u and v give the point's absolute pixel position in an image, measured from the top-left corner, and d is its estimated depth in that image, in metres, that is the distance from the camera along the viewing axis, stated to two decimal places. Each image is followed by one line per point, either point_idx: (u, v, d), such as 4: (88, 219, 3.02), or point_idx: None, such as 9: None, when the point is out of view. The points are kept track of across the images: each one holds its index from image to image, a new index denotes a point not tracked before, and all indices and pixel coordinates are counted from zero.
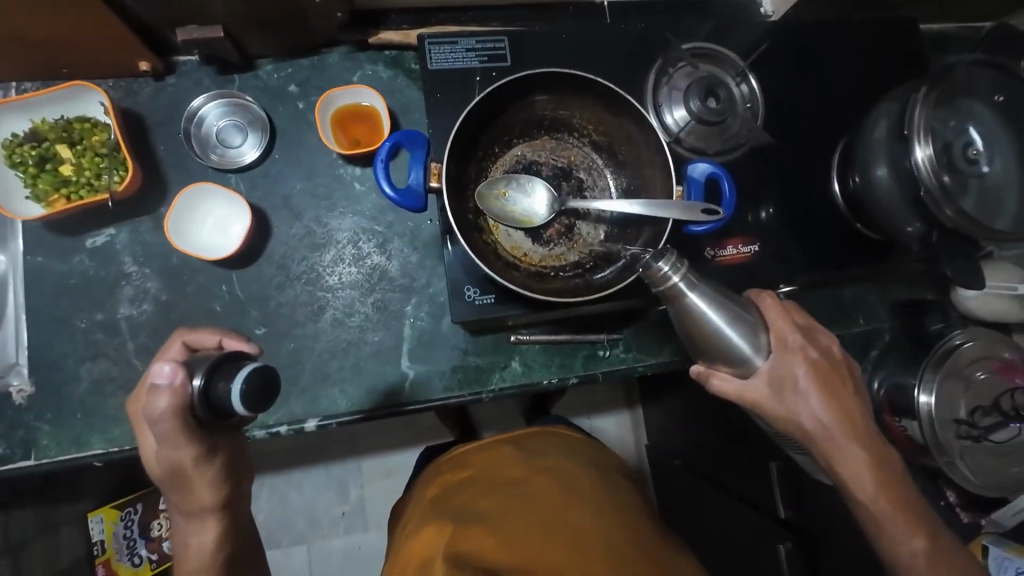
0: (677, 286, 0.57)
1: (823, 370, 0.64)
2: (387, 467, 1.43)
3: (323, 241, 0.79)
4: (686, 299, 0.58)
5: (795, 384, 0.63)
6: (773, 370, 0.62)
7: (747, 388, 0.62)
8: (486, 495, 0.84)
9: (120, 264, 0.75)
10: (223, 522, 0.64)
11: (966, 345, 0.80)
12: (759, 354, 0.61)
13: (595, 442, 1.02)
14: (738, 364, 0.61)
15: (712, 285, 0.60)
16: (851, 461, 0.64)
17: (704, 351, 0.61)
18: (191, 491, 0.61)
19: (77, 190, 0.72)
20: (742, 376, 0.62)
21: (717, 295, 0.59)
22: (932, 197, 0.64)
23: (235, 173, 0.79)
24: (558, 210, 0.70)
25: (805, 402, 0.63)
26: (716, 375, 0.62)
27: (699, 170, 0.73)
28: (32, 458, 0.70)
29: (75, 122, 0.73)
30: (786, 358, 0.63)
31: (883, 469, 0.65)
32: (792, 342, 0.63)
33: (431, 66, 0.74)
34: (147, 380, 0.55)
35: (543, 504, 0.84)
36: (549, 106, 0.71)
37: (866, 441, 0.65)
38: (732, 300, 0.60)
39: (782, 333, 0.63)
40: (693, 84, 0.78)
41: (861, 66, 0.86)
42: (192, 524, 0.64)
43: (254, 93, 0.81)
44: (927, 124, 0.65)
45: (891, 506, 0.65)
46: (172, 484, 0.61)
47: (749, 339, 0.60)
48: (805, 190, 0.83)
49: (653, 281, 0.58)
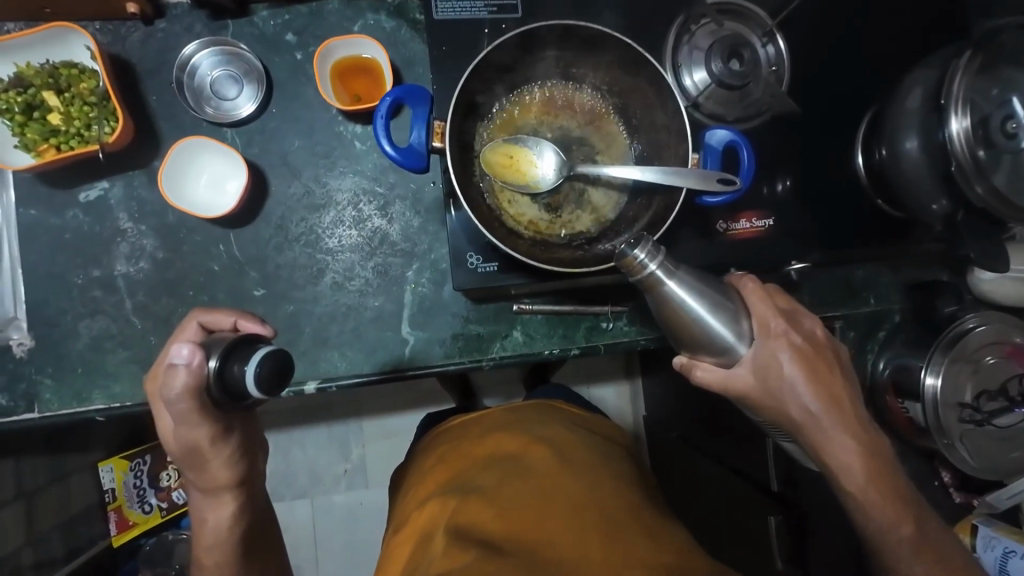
0: (654, 275, 0.56)
1: (807, 355, 0.63)
2: (388, 429, 1.46)
3: (322, 202, 0.77)
4: (664, 287, 0.56)
5: (780, 370, 0.62)
6: (757, 357, 0.61)
7: (731, 378, 0.62)
8: (483, 471, 0.84)
9: (114, 220, 0.73)
10: (236, 501, 0.67)
11: (978, 329, 0.78)
12: (742, 342, 0.60)
13: (587, 415, 1.05)
14: (721, 354, 0.61)
15: (694, 271, 0.59)
16: (844, 452, 0.64)
17: (686, 342, 0.60)
18: (207, 469, 0.64)
19: (67, 141, 0.69)
20: (725, 365, 0.62)
21: (698, 281, 0.58)
22: (963, 173, 0.61)
23: (231, 129, 0.75)
24: (565, 176, 0.67)
25: (792, 391, 0.63)
26: (699, 365, 0.62)
27: (717, 137, 0.67)
28: (36, 411, 0.71)
29: (61, 67, 0.69)
30: (769, 344, 0.62)
31: (873, 459, 0.65)
32: (775, 327, 0.62)
33: (436, 16, 0.69)
34: (168, 359, 0.57)
35: (542, 474, 0.83)
36: (561, 63, 0.67)
37: (856, 429, 0.65)
38: (712, 287, 0.59)
39: (765, 320, 0.62)
40: (715, 43, 0.73)
41: (898, 28, 0.80)
42: (210, 500, 0.67)
43: (249, 41, 0.76)
44: (967, 94, 0.61)
45: (878, 494, 0.65)
46: (189, 461, 0.63)
47: (731, 326, 0.59)
48: (827, 162, 0.79)
49: (630, 270, 0.57)
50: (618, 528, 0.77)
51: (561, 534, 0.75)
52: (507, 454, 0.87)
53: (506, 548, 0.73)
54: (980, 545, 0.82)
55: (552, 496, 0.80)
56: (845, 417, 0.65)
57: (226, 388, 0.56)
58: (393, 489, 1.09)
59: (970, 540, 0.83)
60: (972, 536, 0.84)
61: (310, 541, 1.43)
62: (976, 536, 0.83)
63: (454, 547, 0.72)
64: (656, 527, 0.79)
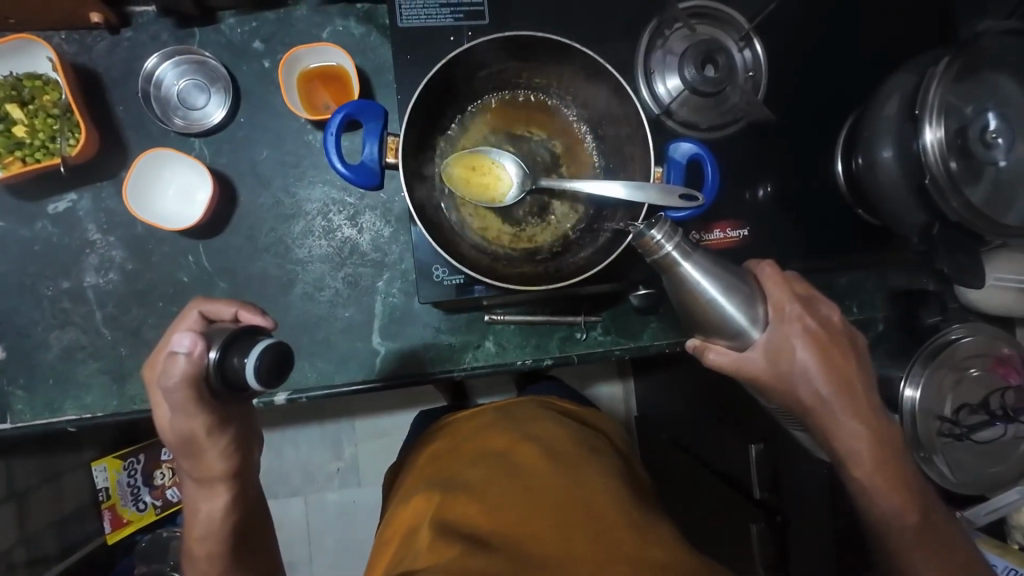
0: (671, 256, 0.54)
1: (821, 339, 0.61)
2: (379, 428, 1.47)
3: (292, 212, 0.76)
4: (680, 269, 0.54)
5: (793, 354, 0.60)
6: (770, 341, 0.58)
7: (744, 361, 0.59)
8: (475, 465, 0.84)
9: (84, 231, 0.73)
10: (229, 493, 0.66)
11: (963, 340, 0.76)
12: (756, 326, 0.58)
13: (583, 412, 1.05)
14: (734, 337, 0.58)
15: (710, 253, 0.56)
16: (853, 439, 0.63)
17: (699, 324, 0.58)
18: (202, 459, 0.63)
19: (32, 153, 0.69)
20: (738, 348, 0.59)
21: (716, 263, 0.55)
22: (937, 186, 0.59)
23: (200, 139, 0.75)
24: (528, 190, 0.66)
25: (803, 374, 0.61)
26: (713, 348, 0.59)
27: (682, 150, 0.66)
28: (9, 422, 0.72)
29: (25, 79, 0.69)
30: (783, 328, 0.59)
31: (882, 446, 0.63)
32: (790, 312, 0.59)
33: (400, 23, 0.68)
34: (171, 348, 0.57)
35: (532, 471, 0.83)
36: (525, 73, 0.66)
37: (866, 416, 0.63)
38: (728, 269, 0.56)
39: (780, 304, 0.59)
40: (689, 49, 0.71)
41: (883, 30, 0.77)
42: (203, 491, 0.65)
43: (216, 49, 0.75)
44: (942, 103, 0.59)
45: (885, 482, 0.64)
46: (185, 450, 0.63)
47: (746, 310, 0.57)
48: (806, 168, 0.77)
49: (646, 250, 0.54)
50: (608, 525, 0.76)
51: (550, 529, 0.75)
52: (498, 451, 0.86)
53: (492, 543, 0.73)
54: None
55: (542, 493, 0.79)
56: (855, 400, 0.63)
57: (227, 381, 0.56)
58: (387, 479, 1.07)
59: None
60: None
61: (303, 538, 1.44)
62: None
63: (439, 541, 0.71)
64: (642, 520, 0.78)
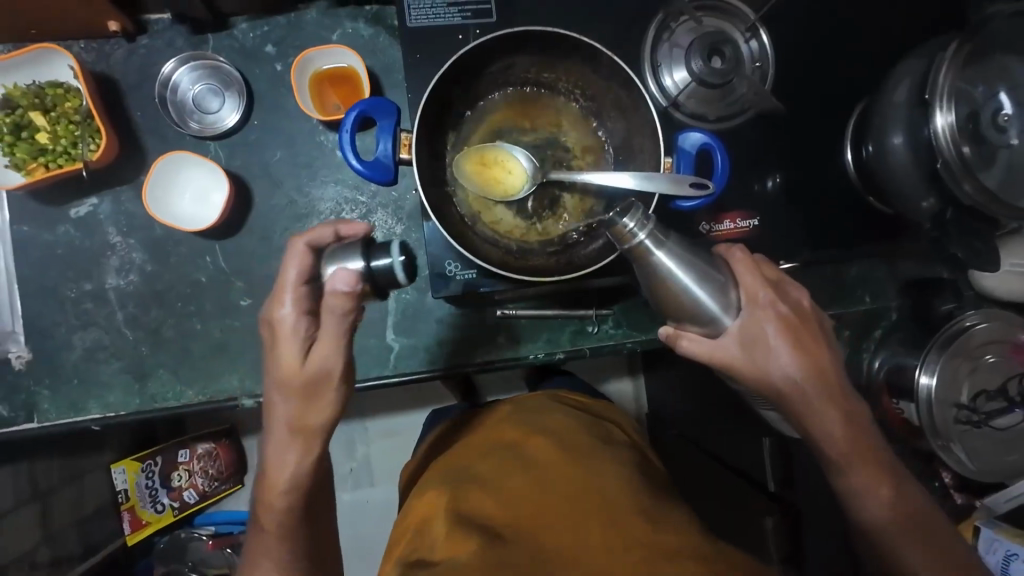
0: (643, 245, 0.54)
1: (793, 324, 0.58)
2: (391, 428, 1.48)
3: (306, 212, 0.78)
4: (653, 258, 0.54)
5: (766, 342, 0.57)
6: (743, 329, 0.56)
7: (717, 350, 0.57)
8: (486, 460, 0.85)
9: (105, 234, 0.75)
10: (323, 447, 0.58)
11: (978, 327, 0.75)
12: (728, 313, 0.56)
13: (584, 401, 1.04)
14: (706, 324, 0.56)
15: (684, 242, 0.56)
16: (829, 422, 0.60)
17: (672, 311, 0.56)
18: (314, 405, 0.56)
19: (55, 159, 0.70)
20: (710, 336, 0.57)
21: (689, 251, 0.55)
22: (950, 171, 0.59)
23: (215, 142, 0.76)
24: (538, 183, 0.67)
25: (776, 361, 0.58)
26: (686, 337, 0.57)
27: (691, 140, 0.66)
28: (35, 421, 0.73)
29: (48, 87, 0.70)
30: (755, 314, 0.57)
31: (855, 425, 0.60)
32: (763, 298, 0.57)
33: (409, 24, 0.69)
34: (326, 289, 0.52)
35: (542, 462, 0.83)
36: (532, 68, 0.66)
37: (839, 396, 0.60)
38: (700, 256, 0.55)
39: (752, 290, 0.57)
40: (696, 40, 0.71)
41: (891, 18, 0.77)
42: (290, 444, 0.57)
43: (229, 53, 0.77)
44: (952, 88, 0.58)
45: (859, 460, 0.61)
46: (295, 396, 0.55)
47: (717, 297, 0.55)
48: (815, 158, 0.77)
49: (618, 239, 0.53)
50: (619, 512, 0.76)
51: (567, 519, 0.76)
52: (508, 445, 0.87)
53: (508, 535, 0.74)
54: (982, 547, 0.83)
55: (551, 483, 0.80)
56: (825, 384, 0.60)
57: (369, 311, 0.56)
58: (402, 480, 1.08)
59: (972, 541, 0.84)
60: (974, 537, 0.84)
61: None
62: (977, 537, 0.84)
63: (456, 533, 0.73)
64: (651, 506, 0.78)
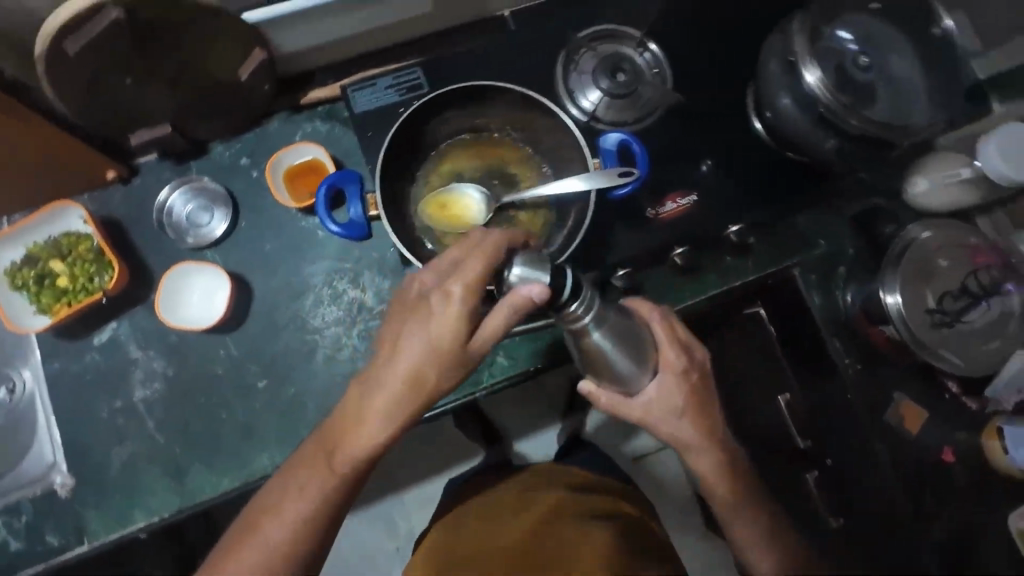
0: (587, 326, 0.63)
1: (694, 387, 0.71)
2: (425, 496, 1.38)
3: (301, 288, 0.86)
4: (591, 338, 0.63)
5: (673, 407, 0.69)
6: (652, 398, 0.69)
7: (628, 403, 0.69)
8: (474, 538, 0.88)
9: (127, 352, 0.83)
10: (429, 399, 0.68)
11: (925, 236, 0.82)
12: (642, 375, 0.68)
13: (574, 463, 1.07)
14: (621, 383, 0.68)
15: (620, 319, 0.66)
16: (706, 458, 0.71)
17: (596, 375, 0.68)
18: (444, 343, 0.66)
19: (75, 296, 0.80)
20: (626, 395, 0.70)
21: (622, 331, 0.65)
22: (833, 112, 0.69)
23: (211, 248, 0.86)
24: (494, 209, 0.76)
25: (670, 418, 0.70)
26: (604, 394, 0.70)
27: (611, 140, 0.77)
28: (87, 542, 0.77)
29: (63, 237, 0.82)
30: (665, 377, 0.69)
31: (732, 467, 0.72)
32: (672, 360, 0.69)
33: (358, 110, 0.82)
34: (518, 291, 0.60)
35: (527, 530, 0.86)
36: (466, 119, 0.78)
37: (725, 444, 0.73)
38: (628, 328, 0.66)
39: (664, 354, 0.70)
40: (597, 65, 0.85)
41: (756, 8, 0.91)
42: (397, 371, 0.67)
43: (211, 172, 0.88)
44: (809, 50, 0.70)
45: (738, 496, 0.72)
46: (448, 326, 0.65)
47: (636, 363, 0.67)
48: (729, 133, 0.88)
49: (566, 321, 0.62)
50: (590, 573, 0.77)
51: None
52: (495, 519, 0.90)
53: None
54: (1010, 445, 0.85)
55: (534, 550, 0.82)
56: (716, 452, 0.71)
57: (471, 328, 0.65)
58: None
59: (1001, 443, 0.86)
60: (1000, 439, 0.87)
61: None
62: (1004, 438, 0.86)
63: None
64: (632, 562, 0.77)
